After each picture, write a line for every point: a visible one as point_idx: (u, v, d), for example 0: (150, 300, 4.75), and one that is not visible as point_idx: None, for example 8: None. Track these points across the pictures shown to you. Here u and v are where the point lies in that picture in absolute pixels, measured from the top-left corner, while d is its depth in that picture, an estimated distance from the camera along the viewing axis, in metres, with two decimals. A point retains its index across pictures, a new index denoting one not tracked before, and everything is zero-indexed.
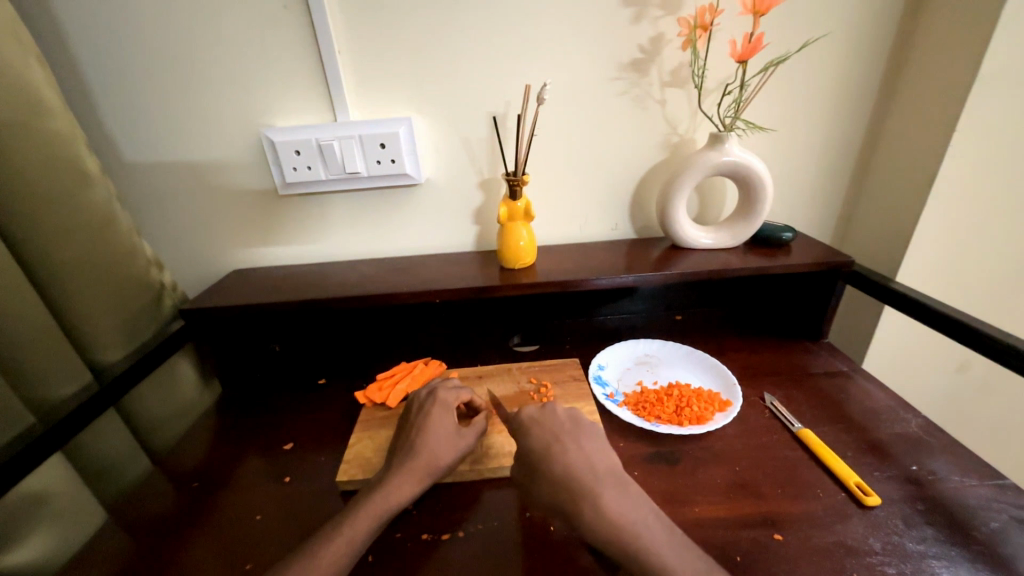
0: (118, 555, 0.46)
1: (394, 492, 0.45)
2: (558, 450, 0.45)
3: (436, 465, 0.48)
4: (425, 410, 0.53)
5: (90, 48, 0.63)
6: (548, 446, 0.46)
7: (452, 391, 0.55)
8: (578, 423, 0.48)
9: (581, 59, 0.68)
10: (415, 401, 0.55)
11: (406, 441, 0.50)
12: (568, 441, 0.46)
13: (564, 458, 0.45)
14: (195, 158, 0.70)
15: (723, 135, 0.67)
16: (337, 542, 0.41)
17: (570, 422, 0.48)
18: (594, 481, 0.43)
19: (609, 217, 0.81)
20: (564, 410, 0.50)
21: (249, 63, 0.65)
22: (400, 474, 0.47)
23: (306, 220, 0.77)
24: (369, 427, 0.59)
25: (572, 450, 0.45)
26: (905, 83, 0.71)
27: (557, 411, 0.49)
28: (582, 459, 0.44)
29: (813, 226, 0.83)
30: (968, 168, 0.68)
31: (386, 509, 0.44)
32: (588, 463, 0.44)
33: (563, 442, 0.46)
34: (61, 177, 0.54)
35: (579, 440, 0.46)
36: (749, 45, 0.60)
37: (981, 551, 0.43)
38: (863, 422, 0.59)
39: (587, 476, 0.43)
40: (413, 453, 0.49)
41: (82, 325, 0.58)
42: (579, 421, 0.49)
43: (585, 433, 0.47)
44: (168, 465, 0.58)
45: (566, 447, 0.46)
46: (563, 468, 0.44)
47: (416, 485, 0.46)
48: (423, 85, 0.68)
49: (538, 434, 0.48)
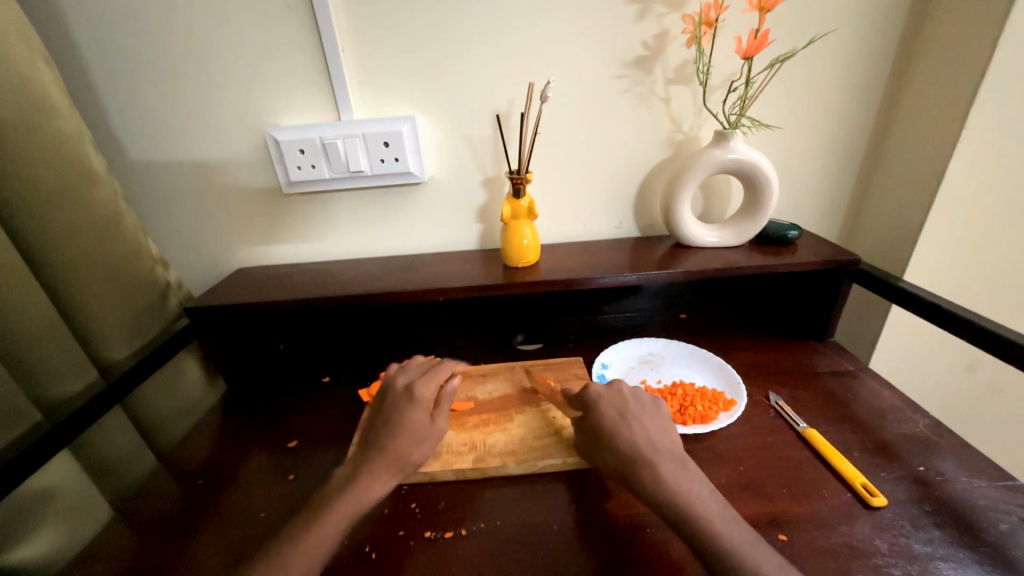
0: (126, 552, 0.47)
1: (364, 492, 0.46)
2: (625, 428, 0.47)
3: (409, 463, 0.49)
4: (400, 400, 0.52)
5: (95, 46, 0.63)
6: (618, 421, 0.47)
7: (429, 379, 0.54)
8: (643, 401, 0.50)
9: (585, 57, 0.68)
10: (389, 391, 0.53)
11: (378, 435, 0.50)
12: (635, 419, 0.47)
13: (641, 431, 0.46)
14: (202, 157, 0.70)
15: (727, 133, 0.66)
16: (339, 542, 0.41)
17: (634, 399, 0.50)
18: (660, 451, 0.45)
19: (612, 215, 0.80)
20: (629, 388, 0.52)
21: (253, 63, 0.65)
22: (372, 472, 0.47)
23: (310, 219, 0.77)
24: None
25: (638, 428, 0.47)
26: (913, 78, 0.70)
27: (624, 388, 0.51)
28: (645, 437, 0.46)
29: (819, 224, 0.83)
30: (978, 166, 0.67)
31: (356, 507, 0.44)
32: (651, 440, 0.46)
33: (630, 419, 0.47)
34: (69, 176, 0.55)
35: (645, 421, 0.47)
36: (754, 42, 0.59)
37: (990, 553, 0.43)
38: (870, 423, 0.58)
39: (652, 448, 0.45)
40: (387, 446, 0.49)
41: (91, 324, 0.59)
42: (643, 399, 0.50)
43: (649, 411, 0.49)
44: (175, 462, 0.58)
45: (633, 424, 0.47)
46: (637, 441, 0.45)
47: (384, 483, 0.47)
48: (427, 84, 0.68)
49: (608, 409, 0.49)
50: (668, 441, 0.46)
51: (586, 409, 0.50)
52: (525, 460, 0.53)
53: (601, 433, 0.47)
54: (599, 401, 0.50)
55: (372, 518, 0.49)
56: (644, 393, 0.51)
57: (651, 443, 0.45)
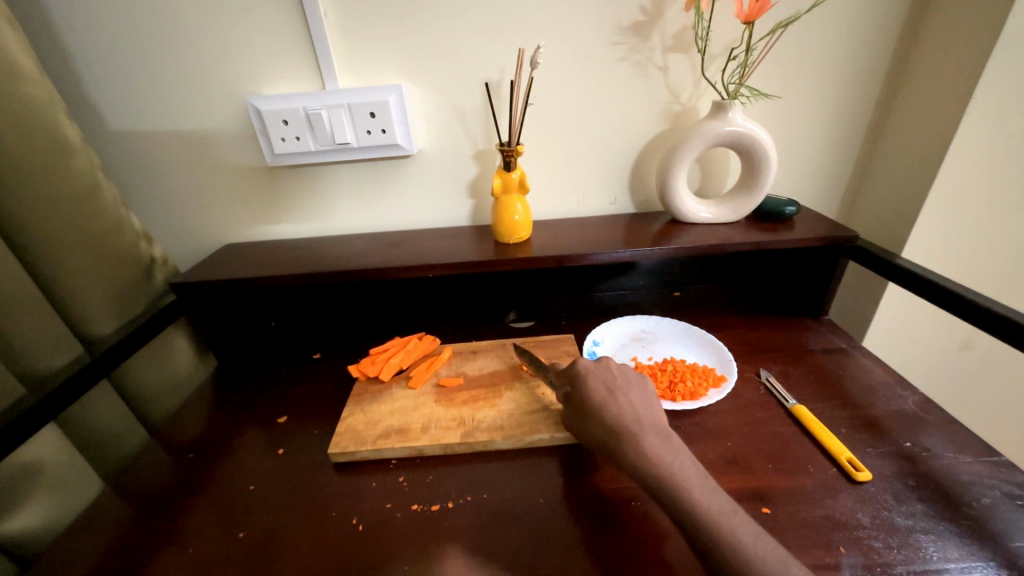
0: (117, 522, 0.47)
1: None
2: (611, 402, 0.47)
3: None
4: None
5: (64, 9, 0.60)
6: (605, 395, 0.48)
7: None
8: (629, 377, 0.51)
9: (579, 22, 0.65)
10: None
11: None
12: (621, 394, 0.48)
13: (626, 405, 0.47)
14: (183, 128, 0.68)
15: (726, 104, 0.64)
16: None
17: (622, 375, 0.51)
18: (644, 424, 0.45)
19: (607, 190, 0.79)
20: (617, 364, 0.52)
21: (231, 26, 0.62)
22: None
23: (298, 194, 0.75)
24: (382, 391, 0.61)
25: (623, 403, 0.47)
26: (922, 45, 0.67)
27: (612, 364, 0.52)
28: (630, 410, 0.46)
29: (818, 200, 0.81)
30: (983, 139, 0.65)
31: None
32: (634, 413, 0.46)
33: (617, 395, 0.48)
34: (42, 146, 0.53)
35: (630, 395, 0.48)
36: (756, 4, 0.56)
37: (970, 526, 0.43)
38: (859, 399, 0.58)
39: (636, 423, 0.45)
40: None
41: (74, 298, 0.58)
42: (630, 375, 0.51)
43: (635, 386, 0.49)
44: (165, 436, 0.58)
45: (619, 399, 0.47)
46: (622, 415, 0.46)
47: None
48: (414, 51, 0.65)
49: (595, 382, 0.50)
50: (654, 415, 0.46)
51: (574, 383, 0.51)
52: (512, 435, 0.53)
53: (589, 406, 0.48)
54: (587, 375, 0.51)
55: (360, 492, 0.49)
56: (630, 368, 0.52)
57: (634, 417, 0.45)
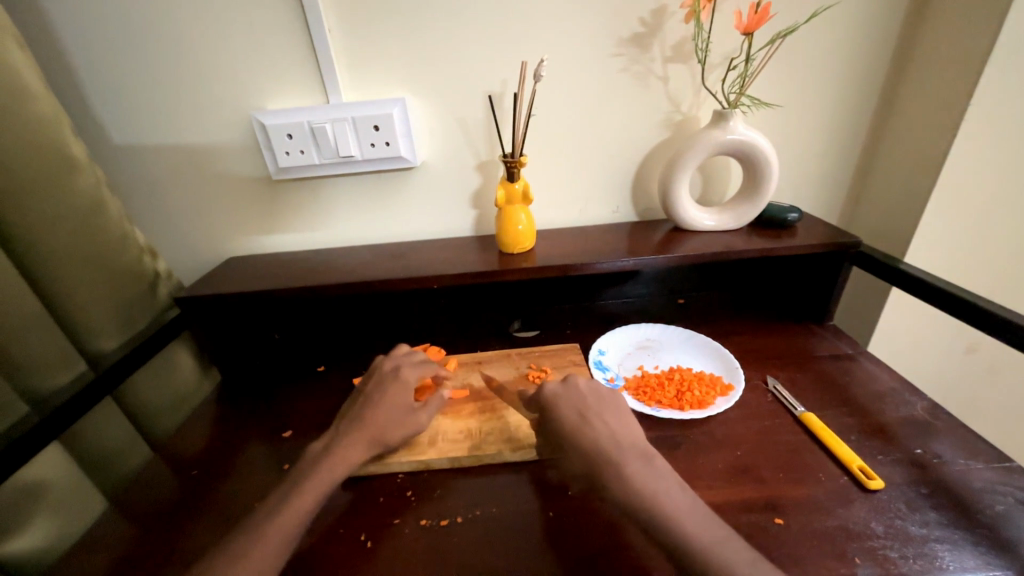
0: (121, 541, 0.47)
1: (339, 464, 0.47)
2: (585, 428, 0.46)
3: (385, 439, 0.50)
4: (385, 382, 0.54)
5: (70, 29, 0.61)
6: (575, 422, 0.47)
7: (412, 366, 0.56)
8: (601, 396, 0.49)
9: (580, 35, 0.66)
10: (377, 370, 0.56)
11: (359, 410, 0.52)
12: (594, 418, 0.47)
13: (604, 430, 0.45)
14: (187, 143, 0.69)
15: (727, 113, 0.65)
16: (290, 517, 0.42)
17: (593, 395, 0.49)
18: (625, 449, 0.44)
19: (609, 200, 0.79)
20: (586, 383, 0.51)
21: (236, 43, 0.63)
22: (349, 442, 0.49)
23: (302, 207, 0.75)
24: None
25: (598, 426, 0.46)
26: (918, 53, 0.68)
27: (579, 384, 0.50)
28: (607, 434, 0.45)
29: (819, 206, 0.81)
30: (982, 145, 0.65)
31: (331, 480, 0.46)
32: (613, 437, 0.45)
33: (590, 419, 0.46)
34: (48, 163, 0.54)
35: (605, 417, 0.47)
36: (755, 16, 0.57)
37: (985, 534, 0.42)
38: (867, 406, 0.58)
39: (615, 449, 0.44)
40: (367, 419, 0.50)
41: (76, 315, 0.58)
42: (601, 394, 0.49)
43: (607, 406, 0.48)
44: (169, 452, 0.58)
45: (593, 423, 0.46)
46: (600, 441, 0.44)
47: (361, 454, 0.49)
48: (417, 66, 0.66)
49: (567, 407, 0.48)
50: (632, 436, 0.45)
51: (545, 410, 0.49)
52: (520, 447, 0.52)
53: (564, 435, 0.46)
54: (557, 401, 0.49)
55: (367, 507, 0.49)
56: (600, 385, 0.51)
57: (613, 442, 0.44)
